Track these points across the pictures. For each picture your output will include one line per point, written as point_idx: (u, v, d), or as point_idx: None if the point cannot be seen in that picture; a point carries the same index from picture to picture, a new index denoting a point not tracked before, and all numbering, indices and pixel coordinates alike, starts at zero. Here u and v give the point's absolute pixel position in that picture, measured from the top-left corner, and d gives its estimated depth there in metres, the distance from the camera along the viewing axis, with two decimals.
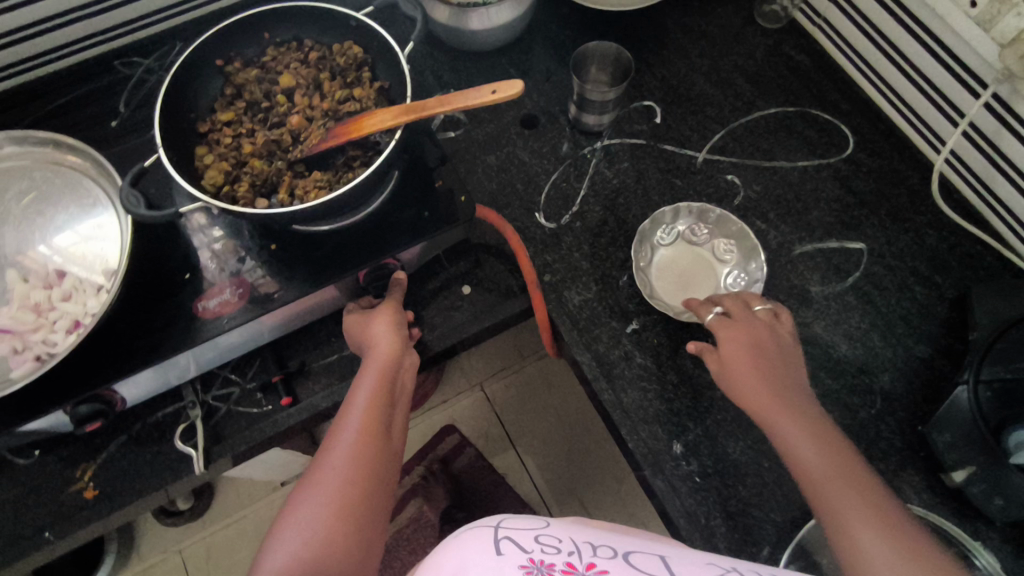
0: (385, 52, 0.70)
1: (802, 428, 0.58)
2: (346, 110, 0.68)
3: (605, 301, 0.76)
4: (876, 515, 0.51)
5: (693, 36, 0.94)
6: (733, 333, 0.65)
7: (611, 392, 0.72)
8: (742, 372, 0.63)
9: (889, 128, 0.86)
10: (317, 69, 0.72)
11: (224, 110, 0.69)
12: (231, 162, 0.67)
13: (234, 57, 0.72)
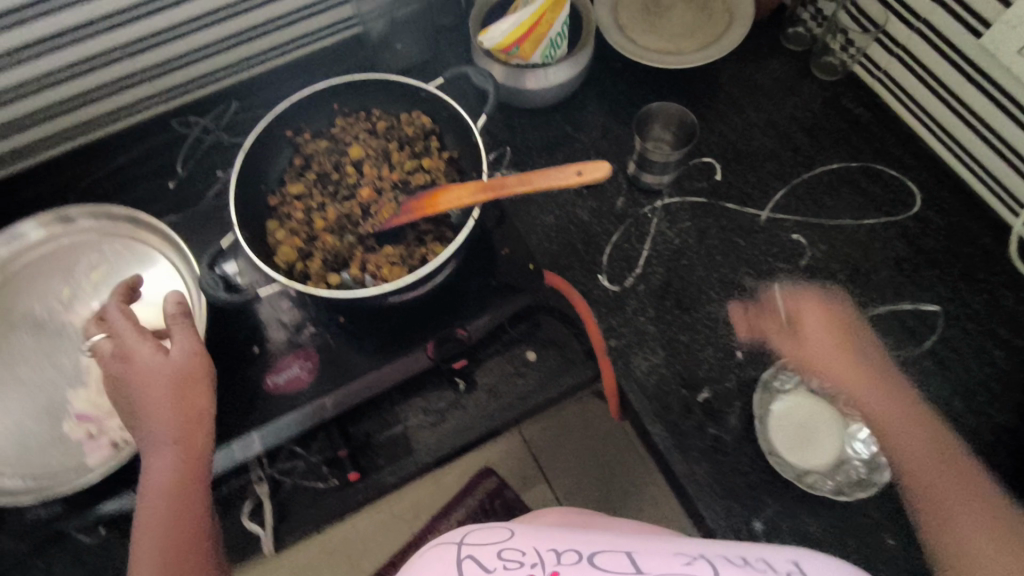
0: (453, 123, 0.74)
1: (917, 428, 0.58)
2: (417, 184, 0.75)
3: (673, 367, 0.74)
4: (993, 533, 0.52)
5: (749, 88, 0.92)
6: (817, 311, 0.64)
7: (685, 465, 0.70)
8: (814, 330, 0.63)
9: (956, 184, 0.84)
10: (384, 139, 0.77)
11: (296, 183, 0.75)
12: (303, 239, 0.72)
13: (303, 127, 0.76)
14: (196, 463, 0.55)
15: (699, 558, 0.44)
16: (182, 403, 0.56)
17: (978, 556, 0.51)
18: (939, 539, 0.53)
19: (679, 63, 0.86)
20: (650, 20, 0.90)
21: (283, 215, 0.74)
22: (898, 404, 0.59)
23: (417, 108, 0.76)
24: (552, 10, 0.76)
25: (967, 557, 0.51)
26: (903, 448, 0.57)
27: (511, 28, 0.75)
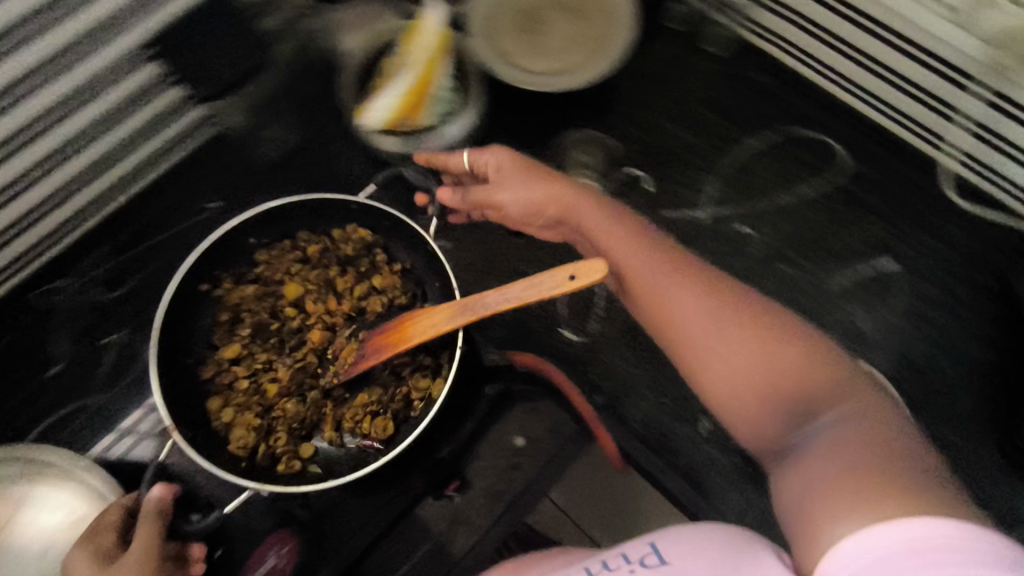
0: (395, 230, 0.67)
1: (638, 247, 0.54)
2: (374, 309, 0.66)
3: (667, 406, 0.71)
4: (737, 329, 0.47)
5: (648, 81, 0.88)
6: (504, 158, 0.63)
7: (710, 506, 0.68)
8: (509, 177, 0.62)
9: (871, 127, 0.83)
10: (323, 267, 0.68)
11: (230, 344, 0.65)
12: (257, 412, 0.63)
13: (222, 274, 0.67)
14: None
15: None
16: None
17: (727, 367, 0.46)
18: (710, 382, 0.47)
19: (578, 79, 0.80)
20: (530, 38, 0.83)
21: (222, 386, 0.64)
22: (615, 221, 0.57)
23: (351, 220, 0.68)
24: (432, 62, 0.72)
25: (699, 349, 0.48)
26: (624, 259, 0.54)
27: (399, 95, 0.71)
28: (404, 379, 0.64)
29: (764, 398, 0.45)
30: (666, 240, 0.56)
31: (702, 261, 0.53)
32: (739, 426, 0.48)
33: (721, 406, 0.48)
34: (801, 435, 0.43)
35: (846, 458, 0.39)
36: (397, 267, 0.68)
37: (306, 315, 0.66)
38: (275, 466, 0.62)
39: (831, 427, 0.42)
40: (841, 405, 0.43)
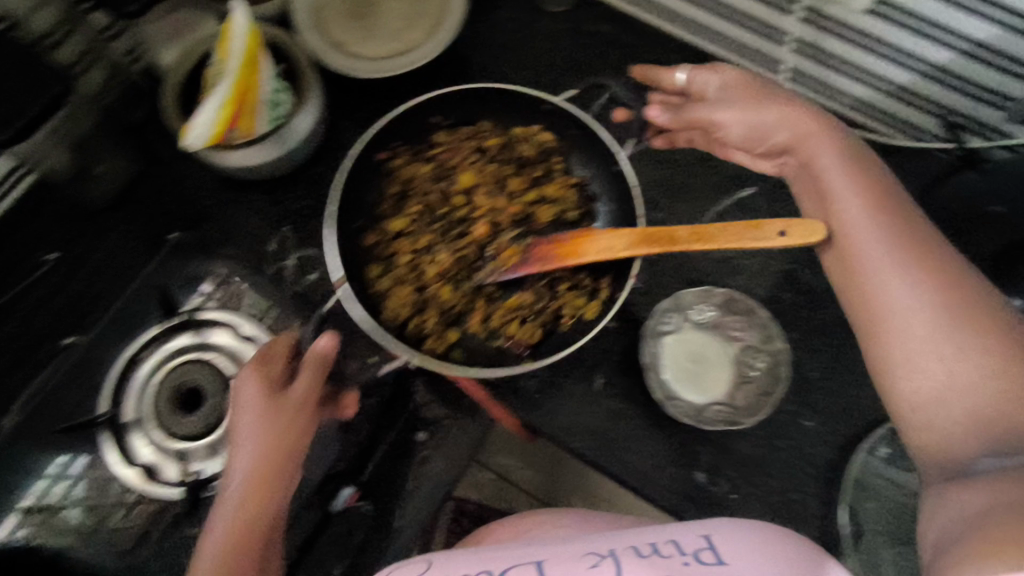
0: (590, 145, 0.77)
1: (874, 206, 0.54)
2: (546, 214, 0.76)
3: (559, 372, 0.71)
4: (955, 314, 0.48)
5: (497, 51, 0.87)
6: (731, 79, 0.65)
7: (616, 460, 0.69)
8: (728, 108, 0.63)
9: (716, 62, 0.85)
10: (496, 168, 0.78)
11: (395, 219, 0.75)
12: (416, 288, 0.73)
13: (397, 149, 0.78)
14: (247, 533, 0.55)
15: (604, 558, 0.46)
16: (274, 431, 0.59)
17: (931, 384, 0.47)
18: (903, 371, 0.49)
19: (416, 62, 0.78)
20: (364, 24, 0.79)
21: (375, 257, 0.74)
22: (851, 162, 0.56)
23: (536, 121, 0.79)
24: (249, 68, 0.63)
25: (912, 341, 0.49)
26: (851, 217, 0.54)
27: (214, 114, 0.62)
28: (556, 293, 0.72)
29: (974, 419, 0.45)
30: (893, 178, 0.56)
31: (910, 206, 0.54)
32: (906, 426, 0.50)
33: (912, 430, 0.49)
34: (975, 469, 0.44)
35: (995, 514, 0.39)
36: (573, 180, 0.77)
37: (474, 206, 0.76)
38: (425, 341, 0.71)
39: (975, 375, 0.46)
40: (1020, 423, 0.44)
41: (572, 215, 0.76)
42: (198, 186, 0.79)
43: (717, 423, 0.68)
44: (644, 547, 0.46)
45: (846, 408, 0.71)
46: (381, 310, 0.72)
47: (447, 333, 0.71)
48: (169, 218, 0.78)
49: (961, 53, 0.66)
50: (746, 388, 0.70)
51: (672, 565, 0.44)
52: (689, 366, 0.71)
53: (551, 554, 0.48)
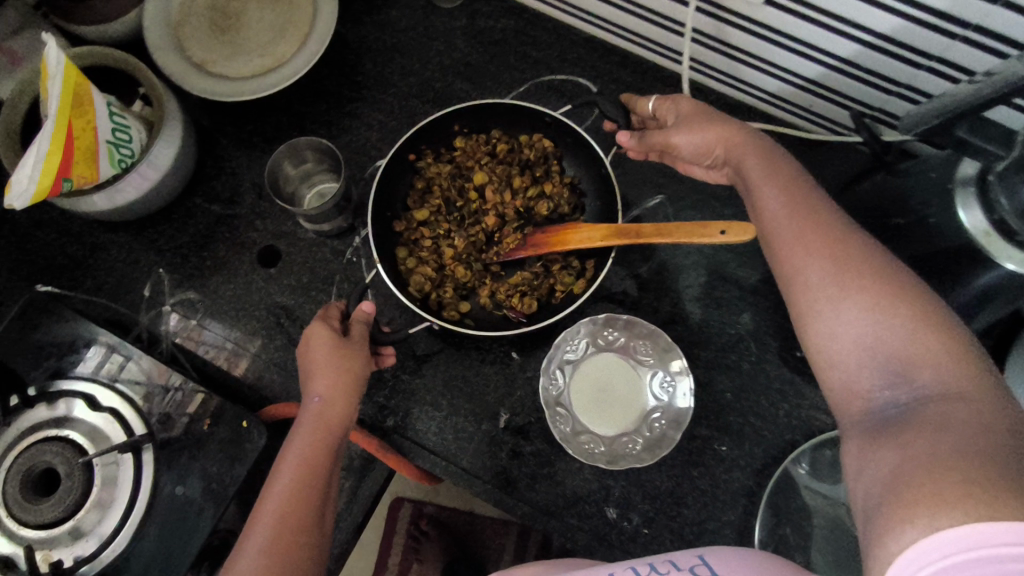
0: (578, 147, 0.70)
1: (777, 188, 0.52)
2: (542, 213, 0.70)
3: (462, 409, 0.68)
4: (836, 269, 0.45)
5: (384, 54, 0.79)
6: (681, 109, 0.62)
7: (523, 501, 0.66)
8: (681, 132, 0.60)
9: (622, 57, 0.79)
10: (508, 163, 0.71)
11: (420, 209, 0.70)
12: (434, 266, 0.69)
13: (424, 149, 0.72)
14: (303, 503, 0.50)
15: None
16: (344, 374, 0.56)
17: (838, 344, 0.44)
18: (814, 343, 0.45)
19: (286, 78, 0.70)
20: (227, 39, 0.71)
21: (409, 241, 0.70)
22: (758, 157, 0.55)
23: (539, 129, 0.72)
24: (75, 115, 0.56)
25: (811, 309, 0.45)
26: (765, 201, 0.52)
27: (43, 163, 0.54)
28: (549, 274, 0.68)
29: (878, 367, 0.42)
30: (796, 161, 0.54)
31: (812, 186, 0.51)
32: (834, 398, 0.45)
33: (838, 402, 0.44)
34: (893, 418, 0.40)
35: (927, 471, 0.34)
36: (568, 180, 0.71)
37: (486, 202, 0.70)
38: (442, 310, 0.68)
39: (875, 332, 0.42)
40: (919, 361, 0.40)
41: (568, 216, 0.70)
42: (59, 230, 0.72)
43: (625, 460, 0.65)
44: (648, 566, 0.44)
45: (761, 429, 0.68)
46: (408, 282, 0.68)
47: (459, 303, 0.69)
48: (30, 268, 0.71)
49: (868, 46, 0.60)
50: (656, 420, 0.66)
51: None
52: (595, 395, 0.67)
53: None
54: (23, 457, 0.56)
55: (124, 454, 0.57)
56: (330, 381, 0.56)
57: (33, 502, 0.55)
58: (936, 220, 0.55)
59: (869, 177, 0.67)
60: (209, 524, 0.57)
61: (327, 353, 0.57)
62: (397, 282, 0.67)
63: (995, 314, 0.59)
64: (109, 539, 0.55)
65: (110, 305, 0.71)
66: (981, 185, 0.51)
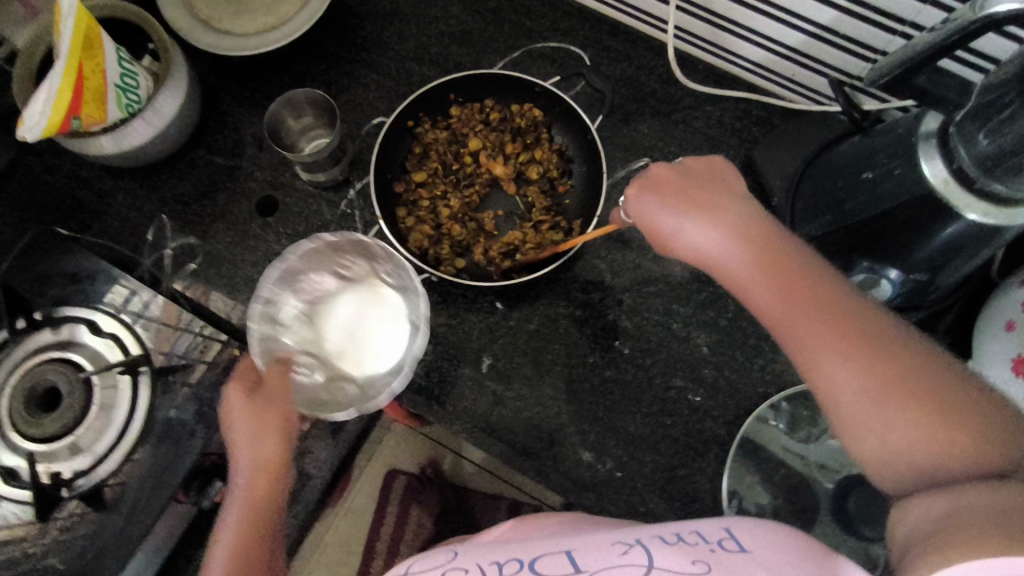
0: (566, 115, 0.74)
1: (766, 273, 0.47)
2: (531, 176, 0.74)
3: (446, 353, 0.71)
4: (845, 348, 0.43)
5: (384, 18, 0.82)
6: (644, 187, 0.54)
7: (503, 443, 0.69)
8: (670, 220, 0.52)
9: (613, 27, 0.82)
10: (500, 131, 0.75)
11: (419, 171, 0.74)
12: (433, 225, 0.73)
13: (424, 117, 0.75)
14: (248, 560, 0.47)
15: (634, 544, 0.43)
16: (267, 441, 0.52)
17: (886, 432, 0.41)
18: (857, 436, 0.42)
19: (288, 35, 0.73)
20: None
21: (409, 202, 0.74)
22: (732, 236, 0.49)
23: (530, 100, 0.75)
24: (85, 57, 0.60)
25: (852, 415, 0.42)
26: (740, 271, 0.48)
27: (50, 102, 0.57)
28: (538, 231, 0.72)
29: (906, 443, 0.41)
30: (753, 220, 0.50)
31: (791, 248, 0.48)
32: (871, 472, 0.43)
33: (884, 476, 0.42)
34: (947, 478, 0.39)
35: (975, 519, 0.34)
36: (556, 146, 0.74)
37: (479, 166, 0.75)
38: (439, 265, 0.71)
39: (901, 417, 0.40)
40: (935, 439, 0.40)
41: (557, 180, 0.74)
42: (71, 175, 0.76)
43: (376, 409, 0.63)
44: (671, 536, 0.43)
45: (735, 381, 0.71)
46: (407, 239, 0.72)
47: (454, 258, 0.72)
48: (40, 210, 0.75)
49: (843, 11, 0.63)
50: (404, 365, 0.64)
51: (699, 554, 0.40)
52: (339, 329, 0.66)
53: (579, 544, 0.45)
54: (28, 376, 0.59)
55: (122, 377, 0.60)
56: (259, 445, 0.52)
57: (37, 418, 0.58)
58: (900, 171, 0.57)
59: (847, 139, 0.69)
60: (199, 446, 0.60)
61: (255, 415, 0.53)
62: (398, 240, 0.70)
63: (959, 267, 0.62)
64: (107, 459, 0.59)
65: (115, 246, 0.74)
66: (942, 138, 0.54)
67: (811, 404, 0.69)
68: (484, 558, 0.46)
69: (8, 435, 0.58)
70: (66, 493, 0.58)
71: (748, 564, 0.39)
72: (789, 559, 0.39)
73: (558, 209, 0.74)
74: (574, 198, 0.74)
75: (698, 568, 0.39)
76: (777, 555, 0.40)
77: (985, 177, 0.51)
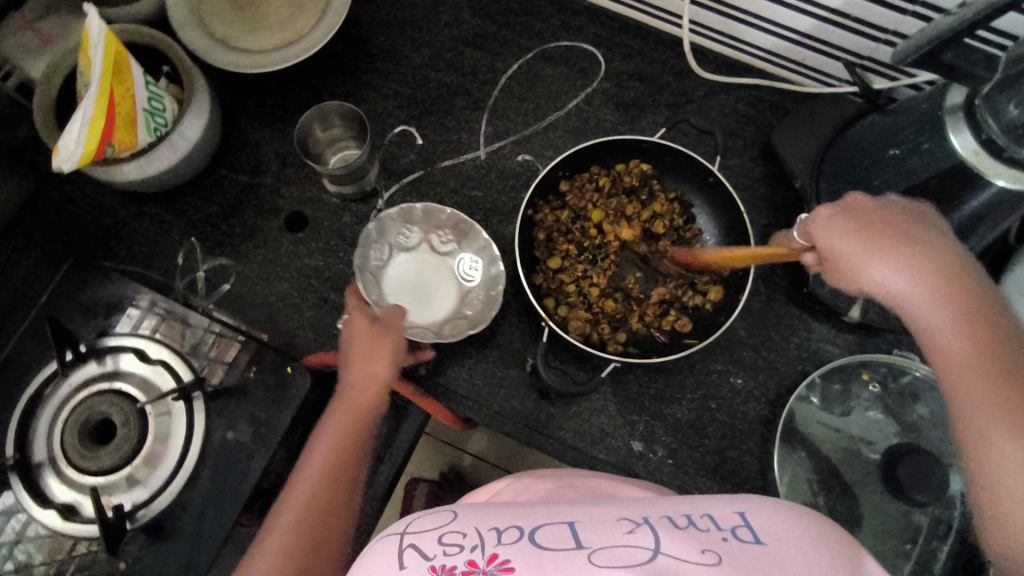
0: (678, 164, 0.73)
1: (965, 323, 0.49)
2: (659, 231, 0.73)
3: (492, 356, 0.72)
4: None
5: (396, 27, 0.82)
6: (836, 220, 0.53)
7: (554, 439, 0.70)
8: (864, 253, 0.51)
9: (622, 22, 0.83)
10: (614, 196, 0.74)
11: (553, 257, 0.72)
12: (585, 308, 0.71)
13: (537, 203, 0.73)
14: (342, 461, 0.54)
15: (643, 524, 0.43)
16: (380, 363, 0.58)
17: None
18: (994, 498, 0.46)
19: (307, 50, 0.73)
20: (248, 15, 0.75)
21: (551, 291, 0.72)
22: (934, 295, 0.50)
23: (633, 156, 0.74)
24: (116, 83, 0.59)
25: (1009, 491, 0.45)
26: (937, 329, 0.49)
27: (86, 131, 0.56)
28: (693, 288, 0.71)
29: None
30: (967, 282, 0.50)
31: (995, 320, 0.49)
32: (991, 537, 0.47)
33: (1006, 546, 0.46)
34: None
35: None
36: (673, 195, 0.74)
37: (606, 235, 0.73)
38: (606, 344, 0.70)
39: None
40: None
41: (683, 227, 0.74)
42: (91, 204, 0.75)
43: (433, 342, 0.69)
44: (682, 519, 0.44)
45: (776, 362, 0.73)
46: (567, 328, 0.70)
47: (615, 334, 0.71)
48: (64, 241, 0.74)
49: None
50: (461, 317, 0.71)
51: (711, 542, 0.41)
52: (409, 290, 0.72)
53: (583, 516, 0.45)
54: (79, 410, 0.59)
55: (176, 404, 0.60)
56: (373, 365, 0.58)
57: (92, 451, 0.58)
58: (929, 146, 0.59)
59: (864, 118, 0.71)
60: (260, 466, 0.60)
61: (369, 339, 0.59)
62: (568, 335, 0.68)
63: (985, 237, 0.64)
64: (166, 486, 0.59)
65: (146, 273, 0.73)
66: (968, 109, 0.55)
67: (841, 378, 0.71)
68: (481, 523, 0.46)
69: (65, 470, 0.59)
70: (130, 525, 0.58)
71: (762, 558, 0.39)
72: (804, 556, 0.40)
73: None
74: (708, 240, 0.73)
75: (709, 557, 0.39)
76: (788, 549, 0.40)
77: (1014, 144, 0.52)
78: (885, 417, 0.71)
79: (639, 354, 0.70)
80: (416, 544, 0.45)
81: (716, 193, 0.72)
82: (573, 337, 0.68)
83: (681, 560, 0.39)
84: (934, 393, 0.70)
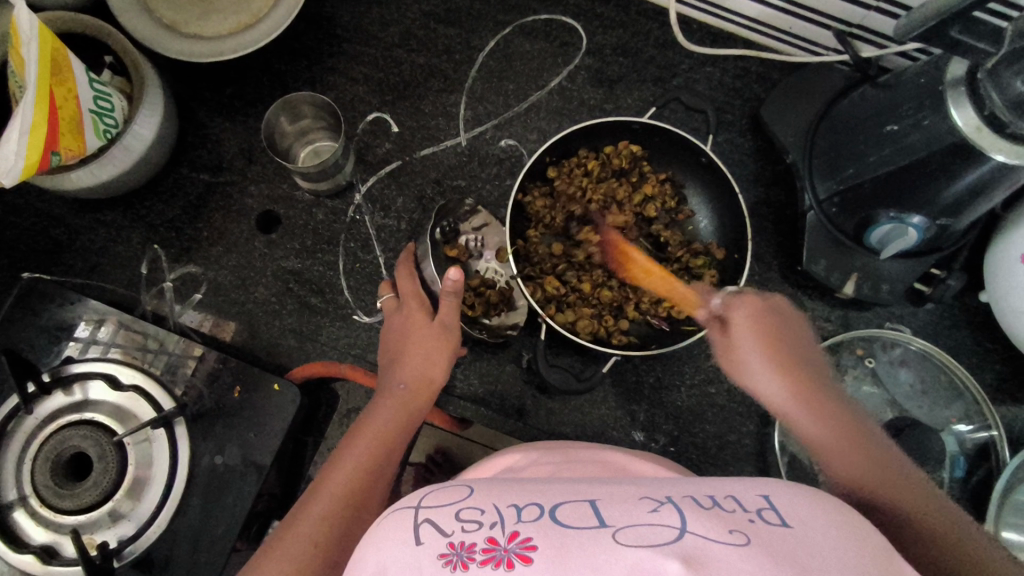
0: (667, 143, 0.69)
1: (817, 414, 0.48)
2: (651, 214, 0.70)
3: (485, 354, 0.70)
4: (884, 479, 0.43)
5: (361, 2, 0.76)
6: (751, 310, 0.53)
7: (554, 435, 0.69)
8: (753, 357, 0.50)
9: None
10: (604, 179, 0.70)
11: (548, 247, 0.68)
12: (584, 302, 0.67)
13: (528, 186, 0.68)
14: (371, 465, 0.49)
15: (665, 502, 0.34)
16: (439, 364, 0.58)
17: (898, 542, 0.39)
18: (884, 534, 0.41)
19: (266, 33, 0.67)
20: None
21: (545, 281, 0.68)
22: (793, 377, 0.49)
23: (623, 136, 0.70)
24: (54, 82, 0.52)
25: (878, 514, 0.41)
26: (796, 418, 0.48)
27: (26, 139, 0.49)
28: (692, 270, 0.69)
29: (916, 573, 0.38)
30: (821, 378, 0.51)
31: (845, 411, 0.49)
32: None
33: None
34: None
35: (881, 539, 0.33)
36: (663, 176, 0.71)
37: (598, 220, 0.70)
38: (607, 336, 0.67)
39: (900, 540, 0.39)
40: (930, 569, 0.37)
41: (675, 209, 0.71)
42: (40, 213, 0.69)
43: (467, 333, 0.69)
44: (705, 498, 0.34)
45: None
46: (568, 323, 0.66)
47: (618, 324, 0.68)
48: (13, 255, 0.68)
49: None
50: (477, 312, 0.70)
51: (738, 524, 0.31)
52: None
53: (609, 494, 0.35)
54: (50, 445, 0.56)
55: (156, 431, 0.58)
56: (431, 362, 0.58)
57: (69, 488, 0.55)
58: (929, 121, 0.57)
59: (855, 90, 0.69)
60: (252, 488, 0.58)
61: (430, 336, 0.59)
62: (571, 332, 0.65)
63: (979, 211, 0.62)
64: (153, 520, 0.56)
65: (107, 287, 0.68)
66: (970, 83, 0.53)
67: (831, 352, 0.73)
68: (502, 499, 0.36)
69: (39, 510, 0.55)
70: (116, 563, 0.55)
71: (794, 542, 0.30)
72: (844, 544, 0.31)
73: (689, 238, 0.71)
74: (701, 222, 0.72)
75: (738, 540, 0.30)
76: (825, 532, 0.31)
77: (1017, 119, 0.50)
78: (875, 390, 0.73)
79: (641, 346, 0.67)
80: (430, 519, 0.35)
81: (708, 173, 0.69)
82: (585, 340, 0.64)
83: (712, 543, 0.30)
84: (921, 363, 0.73)
